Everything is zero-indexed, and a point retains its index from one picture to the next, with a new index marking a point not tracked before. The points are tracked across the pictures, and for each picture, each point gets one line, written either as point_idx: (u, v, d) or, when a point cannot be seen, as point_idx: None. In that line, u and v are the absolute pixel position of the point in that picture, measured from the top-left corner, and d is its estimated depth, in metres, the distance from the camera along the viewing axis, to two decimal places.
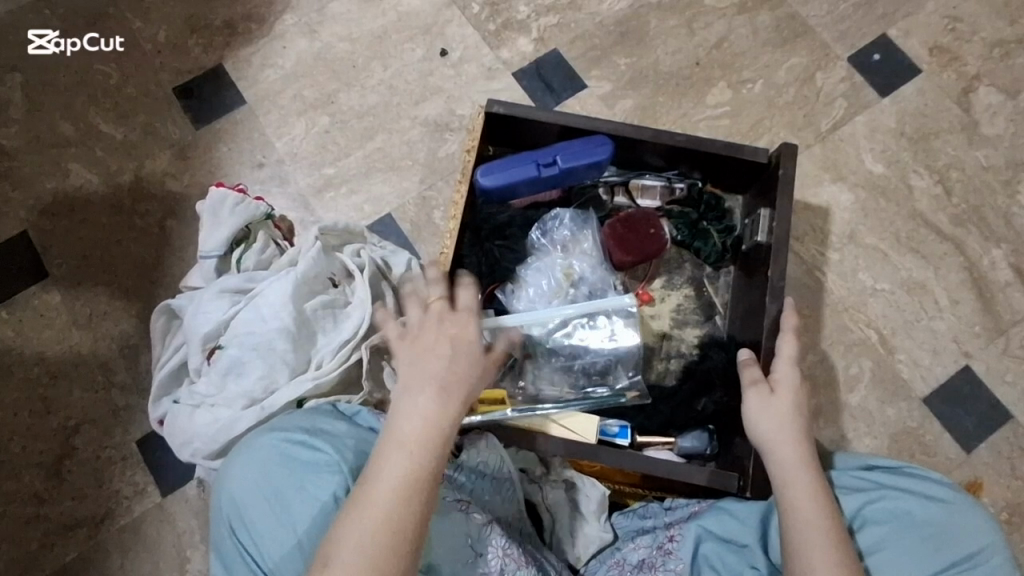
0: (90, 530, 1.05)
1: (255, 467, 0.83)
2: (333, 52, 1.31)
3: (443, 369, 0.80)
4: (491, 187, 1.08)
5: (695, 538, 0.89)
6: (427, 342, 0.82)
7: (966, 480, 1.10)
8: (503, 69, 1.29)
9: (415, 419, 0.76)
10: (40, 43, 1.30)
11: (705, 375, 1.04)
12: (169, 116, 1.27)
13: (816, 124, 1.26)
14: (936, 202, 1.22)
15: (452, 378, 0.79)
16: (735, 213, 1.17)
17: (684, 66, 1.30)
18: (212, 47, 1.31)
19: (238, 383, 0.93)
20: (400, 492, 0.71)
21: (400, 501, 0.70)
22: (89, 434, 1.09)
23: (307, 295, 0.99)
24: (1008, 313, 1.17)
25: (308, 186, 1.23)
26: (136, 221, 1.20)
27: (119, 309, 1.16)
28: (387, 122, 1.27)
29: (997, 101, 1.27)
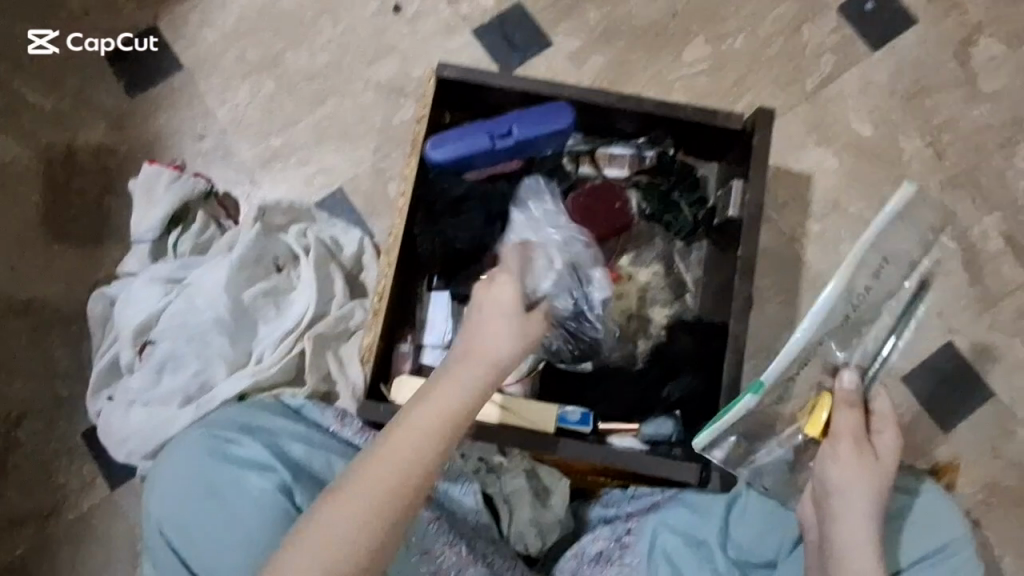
0: (39, 524, 1.04)
1: (186, 466, 0.80)
2: (277, 7, 1.19)
3: (487, 335, 0.71)
4: (443, 161, 1.00)
5: (650, 530, 0.89)
6: (485, 299, 0.74)
7: (942, 460, 1.06)
8: (462, 25, 1.19)
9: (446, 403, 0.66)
10: (39, 41, 1.17)
11: (668, 362, 1.00)
12: (102, 83, 1.17)
13: (802, 82, 1.17)
14: (928, 166, 1.14)
15: (481, 344, 0.70)
16: (709, 183, 1.09)
17: (659, 18, 1.19)
18: (144, 4, 1.19)
19: (173, 379, 0.92)
20: (406, 467, 0.63)
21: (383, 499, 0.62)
22: (33, 426, 1.06)
23: (246, 284, 0.95)
24: (997, 285, 1.10)
25: (254, 159, 1.15)
26: (71, 199, 1.13)
27: (58, 295, 1.10)
28: (337, 86, 1.17)
29: (1000, 52, 1.17)
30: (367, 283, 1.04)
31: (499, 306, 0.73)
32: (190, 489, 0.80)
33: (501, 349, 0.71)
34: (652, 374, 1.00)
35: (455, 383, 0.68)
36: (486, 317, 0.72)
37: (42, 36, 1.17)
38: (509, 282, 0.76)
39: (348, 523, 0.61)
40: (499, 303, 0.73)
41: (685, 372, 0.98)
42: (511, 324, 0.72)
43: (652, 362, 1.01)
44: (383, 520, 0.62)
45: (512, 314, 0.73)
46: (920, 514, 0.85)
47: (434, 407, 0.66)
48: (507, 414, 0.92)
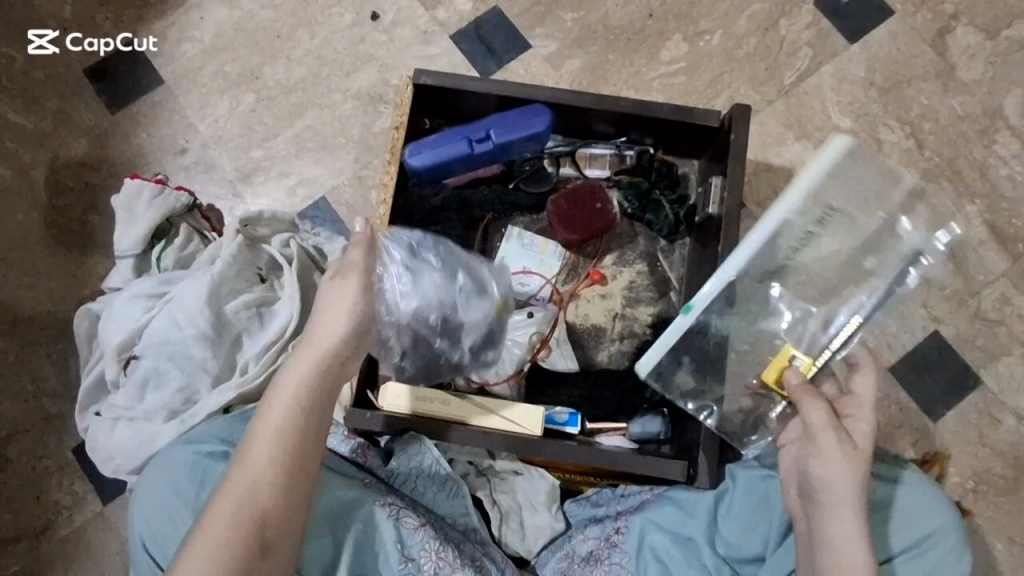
0: (31, 542, 1.04)
1: (168, 479, 0.81)
2: (254, 20, 1.20)
3: (332, 319, 0.76)
4: (421, 168, 1.00)
5: (638, 528, 0.89)
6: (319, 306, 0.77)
7: (931, 450, 1.06)
8: (439, 32, 1.19)
9: (293, 392, 0.72)
10: (39, 41, 1.19)
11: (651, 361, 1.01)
12: (82, 101, 1.17)
13: (779, 77, 1.17)
14: (907, 157, 1.14)
15: (324, 329, 0.75)
16: (691, 180, 1.09)
17: (636, 19, 1.19)
18: (122, 22, 1.20)
19: (158, 394, 0.92)
20: (274, 457, 0.69)
21: (260, 482, 0.68)
22: (23, 444, 1.06)
23: (229, 297, 0.95)
24: (980, 273, 1.11)
25: (236, 172, 1.15)
26: (54, 217, 1.13)
27: (44, 313, 1.10)
28: (316, 97, 1.17)
29: (976, 42, 1.17)
30: None
31: (336, 306, 0.76)
32: (171, 502, 0.80)
33: (338, 334, 0.75)
34: (637, 374, 1.01)
35: (299, 378, 0.73)
36: (321, 316, 0.76)
37: (42, 36, 1.19)
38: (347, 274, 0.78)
39: (228, 515, 0.67)
40: (329, 300, 0.76)
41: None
42: (342, 316, 0.76)
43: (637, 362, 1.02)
44: (258, 506, 0.67)
45: (343, 304, 0.76)
46: (907, 502, 0.85)
47: (281, 401, 0.72)
48: (495, 418, 0.92)
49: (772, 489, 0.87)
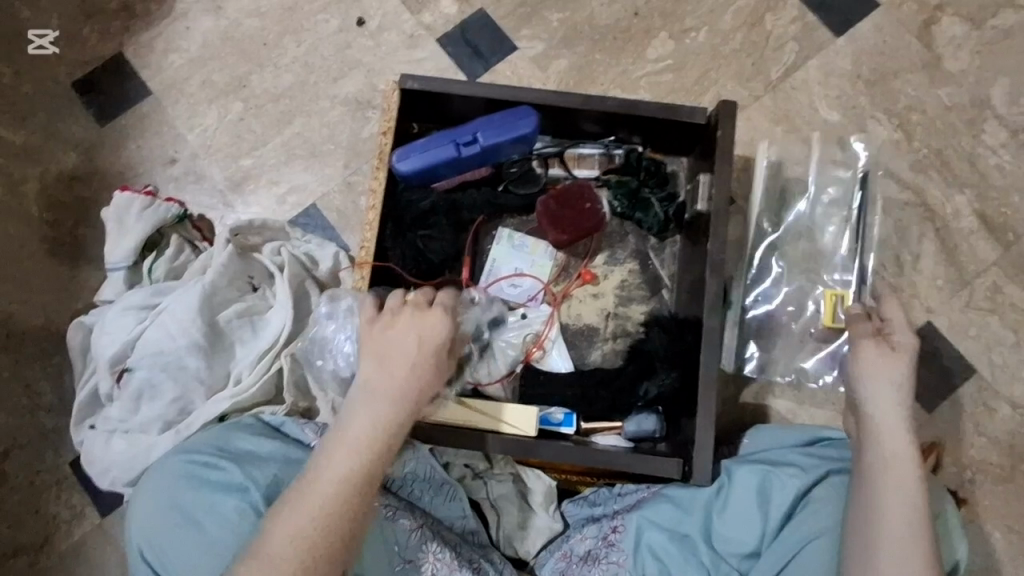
0: (31, 556, 1.04)
1: (161, 491, 0.81)
2: (240, 29, 1.20)
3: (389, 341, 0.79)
4: (409, 173, 1.00)
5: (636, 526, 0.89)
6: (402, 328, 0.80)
7: (927, 441, 1.06)
8: (425, 36, 1.19)
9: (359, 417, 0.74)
10: (40, 41, 1.19)
11: (644, 361, 1.00)
12: (70, 114, 1.17)
13: (766, 72, 1.17)
14: (896, 148, 1.15)
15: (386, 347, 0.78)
16: (680, 177, 1.09)
17: (621, 18, 1.19)
18: (108, 34, 1.20)
19: (152, 406, 0.92)
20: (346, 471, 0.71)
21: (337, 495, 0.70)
22: (20, 459, 1.06)
23: (221, 306, 0.95)
24: (972, 263, 1.11)
25: (225, 181, 1.15)
26: (46, 232, 1.13)
27: (37, 328, 1.10)
28: (304, 104, 1.18)
29: (962, 32, 1.17)
30: None
31: (422, 333, 0.79)
32: (164, 515, 0.80)
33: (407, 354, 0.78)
34: (629, 373, 1.00)
35: (382, 396, 0.75)
36: (402, 340, 0.78)
37: (43, 37, 1.19)
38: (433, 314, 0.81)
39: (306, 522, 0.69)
40: (432, 326, 0.80)
41: (662, 370, 0.99)
42: (424, 344, 0.79)
43: (629, 362, 1.02)
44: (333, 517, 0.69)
45: (432, 330, 0.80)
46: None
47: (367, 418, 0.74)
48: (488, 419, 0.92)
49: (766, 481, 0.87)
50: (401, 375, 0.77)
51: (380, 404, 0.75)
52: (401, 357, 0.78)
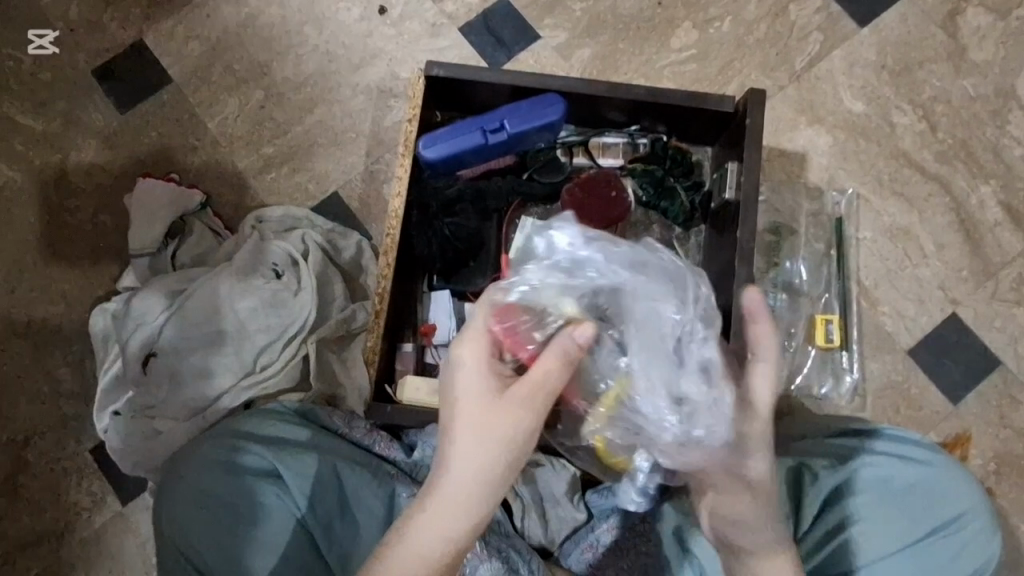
0: (52, 544, 1.04)
1: (194, 478, 0.80)
2: (261, 17, 1.19)
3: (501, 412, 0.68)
4: (435, 160, 1.00)
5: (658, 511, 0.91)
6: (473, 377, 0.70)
7: (952, 433, 1.06)
8: (447, 24, 1.19)
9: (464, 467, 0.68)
10: (40, 41, 1.18)
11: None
12: (90, 102, 1.17)
13: (790, 63, 1.17)
14: (921, 139, 1.14)
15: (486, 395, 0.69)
16: (704, 167, 1.08)
17: (645, 7, 1.19)
18: (128, 21, 1.19)
19: (178, 391, 0.92)
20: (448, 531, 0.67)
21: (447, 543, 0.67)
22: (41, 446, 1.06)
23: (245, 292, 0.95)
24: (997, 254, 1.10)
25: (247, 169, 1.15)
26: (66, 219, 1.13)
27: (57, 315, 1.10)
28: (326, 92, 1.17)
29: (987, 23, 1.17)
30: (367, 285, 1.03)
31: (522, 404, 0.68)
32: (196, 501, 0.80)
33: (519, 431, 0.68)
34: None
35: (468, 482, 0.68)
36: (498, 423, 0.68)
37: (42, 37, 1.18)
38: (532, 383, 0.69)
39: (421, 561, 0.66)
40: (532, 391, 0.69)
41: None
42: (509, 414, 0.68)
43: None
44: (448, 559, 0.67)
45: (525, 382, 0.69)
46: (934, 483, 0.86)
47: (451, 493, 0.68)
48: None
49: (802, 474, 0.87)
50: (488, 447, 0.68)
51: (461, 481, 0.68)
52: (492, 430, 0.68)
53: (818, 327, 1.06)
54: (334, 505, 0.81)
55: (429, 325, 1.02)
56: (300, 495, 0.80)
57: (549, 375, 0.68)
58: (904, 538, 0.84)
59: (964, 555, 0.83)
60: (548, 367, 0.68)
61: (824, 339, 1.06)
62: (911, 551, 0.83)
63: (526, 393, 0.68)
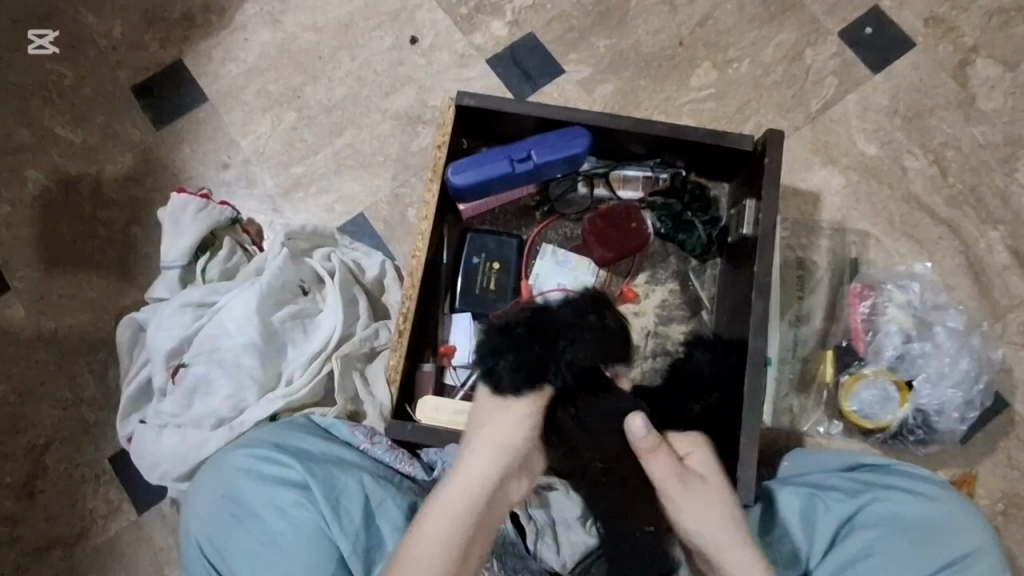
0: (66, 550, 1.05)
1: (221, 487, 0.83)
2: (297, 42, 1.24)
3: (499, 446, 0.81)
4: (462, 187, 1.03)
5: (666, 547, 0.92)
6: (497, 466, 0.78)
7: (958, 473, 1.07)
8: (475, 56, 1.23)
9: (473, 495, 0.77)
10: (39, 41, 1.23)
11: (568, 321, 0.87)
12: (127, 117, 1.21)
13: (806, 104, 1.21)
14: (931, 183, 1.17)
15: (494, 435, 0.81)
16: (721, 202, 1.11)
17: (666, 47, 1.23)
18: (169, 41, 1.23)
19: (205, 402, 0.94)
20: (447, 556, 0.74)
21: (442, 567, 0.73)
22: (60, 452, 1.08)
23: (274, 307, 0.97)
24: (1005, 298, 1.13)
25: (276, 188, 1.18)
26: (99, 229, 1.16)
27: (84, 322, 1.12)
28: (356, 116, 1.21)
29: (996, 73, 1.21)
30: (390, 305, 1.06)
31: (705, 497, 0.78)
32: (223, 512, 0.82)
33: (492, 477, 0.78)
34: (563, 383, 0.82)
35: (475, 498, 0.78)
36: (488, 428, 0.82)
37: (42, 37, 1.23)
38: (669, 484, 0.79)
39: None
40: (710, 477, 0.81)
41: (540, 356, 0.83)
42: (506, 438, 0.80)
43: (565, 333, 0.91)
44: None
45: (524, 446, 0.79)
46: (943, 521, 0.86)
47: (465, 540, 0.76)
48: None
49: (810, 506, 0.89)
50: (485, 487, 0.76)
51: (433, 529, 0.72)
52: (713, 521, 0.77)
53: (827, 361, 1.08)
54: (359, 516, 0.80)
55: (449, 346, 1.05)
56: (323, 507, 0.79)
57: (702, 459, 0.83)
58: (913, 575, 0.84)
59: None
60: (652, 462, 0.79)
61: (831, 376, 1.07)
62: None
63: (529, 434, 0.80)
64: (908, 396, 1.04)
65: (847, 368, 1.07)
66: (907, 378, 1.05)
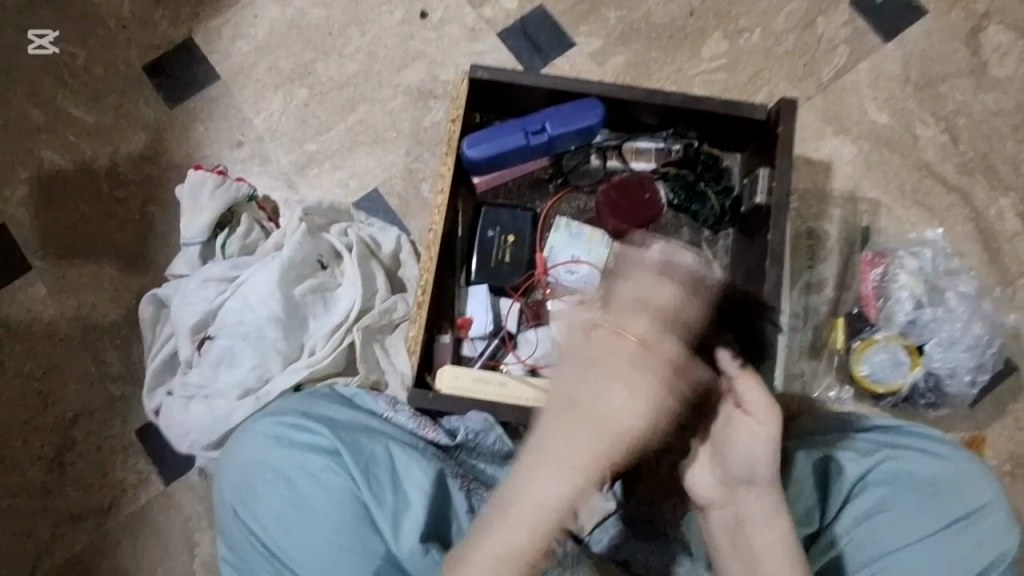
0: (99, 520, 1.08)
1: (251, 452, 0.85)
2: (307, 18, 1.24)
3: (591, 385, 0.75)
4: (477, 160, 1.05)
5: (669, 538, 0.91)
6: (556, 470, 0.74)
7: (968, 435, 1.09)
8: (486, 29, 1.23)
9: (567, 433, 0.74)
10: (39, 41, 1.22)
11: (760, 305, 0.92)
12: (140, 96, 1.21)
13: (817, 74, 1.21)
14: (943, 151, 1.18)
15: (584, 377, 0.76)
16: (734, 172, 1.11)
17: (677, 17, 1.23)
18: (179, 19, 1.23)
19: (230, 373, 0.96)
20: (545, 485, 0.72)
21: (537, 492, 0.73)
22: (88, 426, 1.10)
23: (294, 280, 0.99)
24: (1015, 264, 1.14)
25: (290, 164, 1.19)
26: (117, 208, 1.17)
27: (106, 300, 1.14)
28: (368, 91, 1.21)
29: (1008, 40, 1.21)
30: (406, 279, 1.08)
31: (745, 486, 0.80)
32: (255, 476, 0.84)
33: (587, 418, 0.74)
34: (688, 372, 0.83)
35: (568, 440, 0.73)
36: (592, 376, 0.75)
37: (42, 37, 1.22)
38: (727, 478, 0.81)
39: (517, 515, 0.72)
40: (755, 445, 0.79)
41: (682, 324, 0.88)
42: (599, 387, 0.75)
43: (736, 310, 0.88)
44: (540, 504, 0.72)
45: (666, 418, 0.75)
46: (955, 477, 0.89)
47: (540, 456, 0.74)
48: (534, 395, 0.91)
49: (825, 466, 0.91)
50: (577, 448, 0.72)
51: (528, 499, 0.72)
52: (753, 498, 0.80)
53: (839, 328, 1.09)
54: (387, 480, 0.83)
55: (466, 318, 1.06)
56: (352, 469, 0.82)
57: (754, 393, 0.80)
58: (925, 530, 0.86)
59: (982, 548, 0.86)
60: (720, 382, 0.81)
61: (843, 342, 1.09)
62: (932, 542, 0.86)
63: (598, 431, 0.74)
64: (920, 359, 1.06)
65: (859, 334, 1.08)
66: (918, 343, 1.06)
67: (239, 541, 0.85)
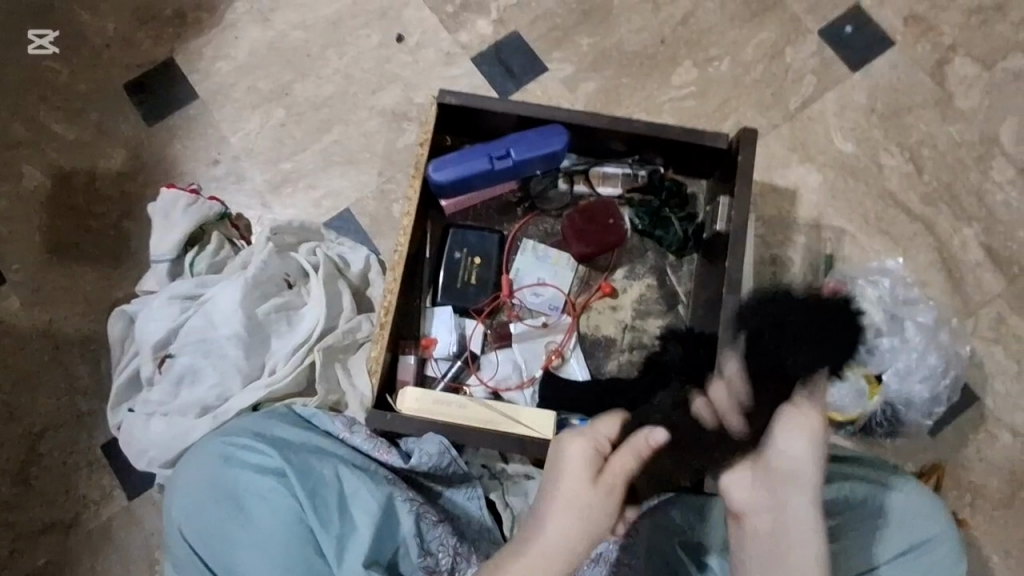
0: (61, 534, 1.09)
1: (202, 472, 0.86)
2: (286, 40, 1.26)
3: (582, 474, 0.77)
4: (443, 183, 1.06)
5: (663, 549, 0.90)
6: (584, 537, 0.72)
7: (927, 464, 1.10)
8: (461, 54, 1.25)
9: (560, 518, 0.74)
10: (40, 40, 1.25)
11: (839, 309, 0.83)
12: (120, 113, 1.23)
13: (784, 102, 1.23)
14: (907, 180, 1.19)
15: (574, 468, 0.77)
16: (699, 199, 1.13)
17: (648, 45, 1.25)
18: (161, 39, 1.26)
19: (191, 391, 0.98)
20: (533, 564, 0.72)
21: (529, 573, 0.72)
22: (55, 440, 1.11)
23: (259, 299, 1.00)
24: (978, 293, 1.15)
25: (265, 183, 1.21)
26: (92, 224, 1.19)
27: (78, 314, 1.15)
28: (343, 113, 1.23)
29: (974, 72, 1.23)
30: (373, 299, 1.09)
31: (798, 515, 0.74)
32: (203, 497, 0.85)
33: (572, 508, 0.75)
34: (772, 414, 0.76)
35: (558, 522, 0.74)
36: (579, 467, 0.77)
37: (43, 36, 1.26)
38: (760, 510, 0.74)
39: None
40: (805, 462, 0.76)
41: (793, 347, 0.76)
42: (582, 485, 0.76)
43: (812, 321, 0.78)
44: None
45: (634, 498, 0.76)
46: (907, 511, 0.89)
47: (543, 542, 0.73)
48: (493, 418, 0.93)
49: None
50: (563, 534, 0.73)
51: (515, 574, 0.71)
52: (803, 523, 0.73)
53: None
54: (334, 502, 0.84)
55: (430, 338, 1.07)
56: (299, 491, 0.83)
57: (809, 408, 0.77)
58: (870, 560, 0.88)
59: None
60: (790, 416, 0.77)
61: None
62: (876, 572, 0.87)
63: (617, 485, 0.76)
64: (877, 389, 1.06)
65: None
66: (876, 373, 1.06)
67: (186, 560, 0.86)
